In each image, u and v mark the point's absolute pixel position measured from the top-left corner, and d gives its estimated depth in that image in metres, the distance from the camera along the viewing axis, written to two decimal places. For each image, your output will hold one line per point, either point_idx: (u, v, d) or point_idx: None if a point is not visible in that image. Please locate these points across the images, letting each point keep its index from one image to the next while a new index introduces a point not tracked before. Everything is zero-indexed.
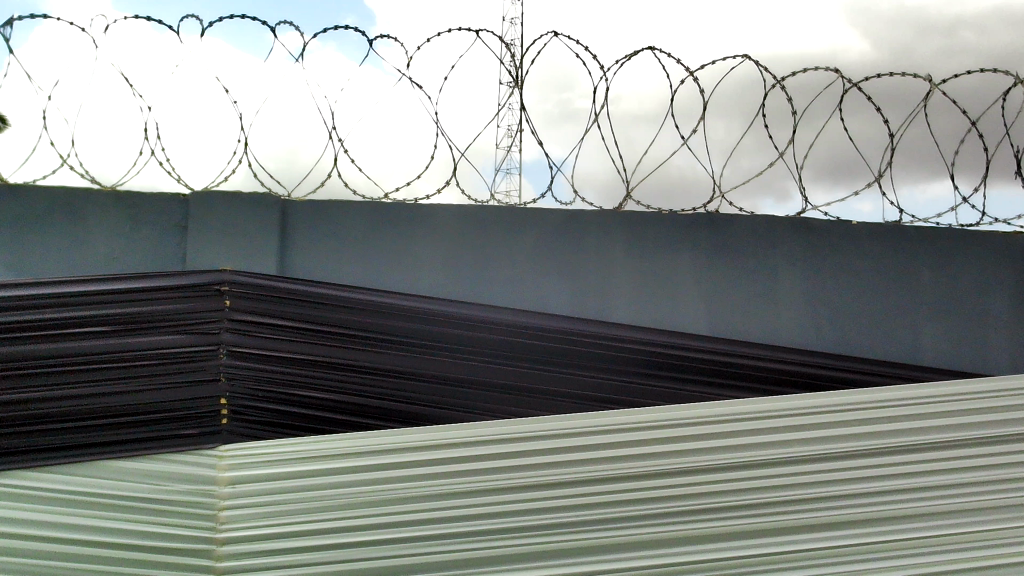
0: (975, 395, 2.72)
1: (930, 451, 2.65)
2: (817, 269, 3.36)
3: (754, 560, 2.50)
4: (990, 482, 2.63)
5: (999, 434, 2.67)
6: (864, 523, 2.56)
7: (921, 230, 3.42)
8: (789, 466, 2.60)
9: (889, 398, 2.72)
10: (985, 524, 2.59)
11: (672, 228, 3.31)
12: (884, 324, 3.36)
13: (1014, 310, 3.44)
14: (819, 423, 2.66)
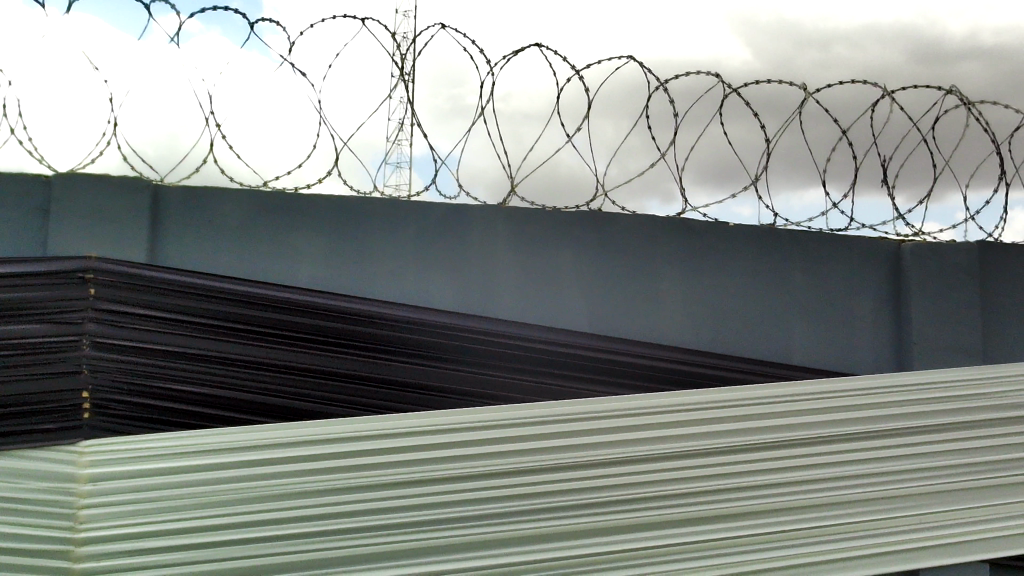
0: (832, 394, 2.89)
1: (793, 448, 2.78)
2: (695, 269, 3.43)
3: (624, 555, 2.59)
4: (848, 477, 2.78)
5: (855, 431, 2.84)
6: (726, 519, 2.68)
7: (794, 234, 3.54)
8: (659, 462, 2.68)
9: (756, 396, 2.85)
10: (837, 520, 2.75)
11: (555, 225, 3.33)
12: (757, 324, 3.45)
13: (879, 313, 3.58)
14: (687, 420, 2.78)
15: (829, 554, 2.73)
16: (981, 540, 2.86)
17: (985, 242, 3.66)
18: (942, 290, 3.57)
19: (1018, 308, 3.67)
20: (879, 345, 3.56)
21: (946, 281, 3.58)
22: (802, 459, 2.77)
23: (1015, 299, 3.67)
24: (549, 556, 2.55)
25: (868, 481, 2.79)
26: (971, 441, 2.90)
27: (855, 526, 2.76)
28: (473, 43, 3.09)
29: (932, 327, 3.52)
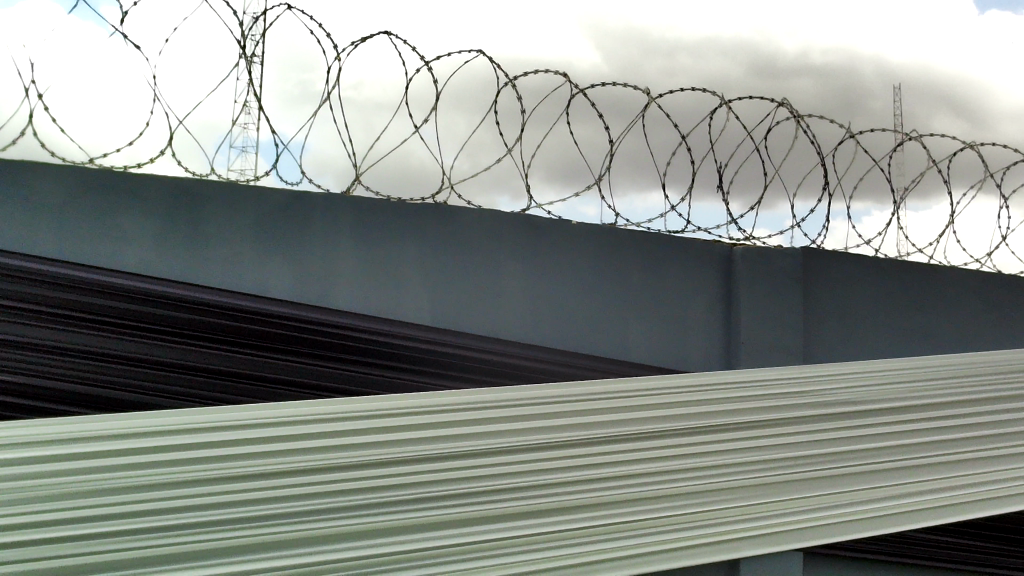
0: (627, 395, 3.22)
1: (593, 446, 3.06)
2: (539, 267, 3.46)
3: (437, 551, 2.77)
4: (639, 474, 3.08)
5: (647, 430, 3.15)
6: (537, 513, 2.91)
7: (635, 235, 3.62)
8: (475, 458, 2.89)
9: (560, 394, 3.13)
10: (638, 515, 3.04)
11: (399, 217, 3.29)
12: (596, 320, 3.53)
13: (712, 314, 3.73)
14: (498, 418, 3.00)
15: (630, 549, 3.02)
16: (758, 534, 3.25)
17: (809, 249, 3.87)
18: (770, 293, 3.75)
19: (837, 312, 3.90)
20: (710, 344, 3.70)
21: (773, 284, 3.76)
22: (604, 455, 3.05)
23: (835, 304, 3.90)
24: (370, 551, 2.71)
25: (660, 477, 3.11)
26: (749, 439, 3.28)
27: (652, 520, 3.06)
28: (320, 27, 3.17)
29: (762, 328, 3.67)
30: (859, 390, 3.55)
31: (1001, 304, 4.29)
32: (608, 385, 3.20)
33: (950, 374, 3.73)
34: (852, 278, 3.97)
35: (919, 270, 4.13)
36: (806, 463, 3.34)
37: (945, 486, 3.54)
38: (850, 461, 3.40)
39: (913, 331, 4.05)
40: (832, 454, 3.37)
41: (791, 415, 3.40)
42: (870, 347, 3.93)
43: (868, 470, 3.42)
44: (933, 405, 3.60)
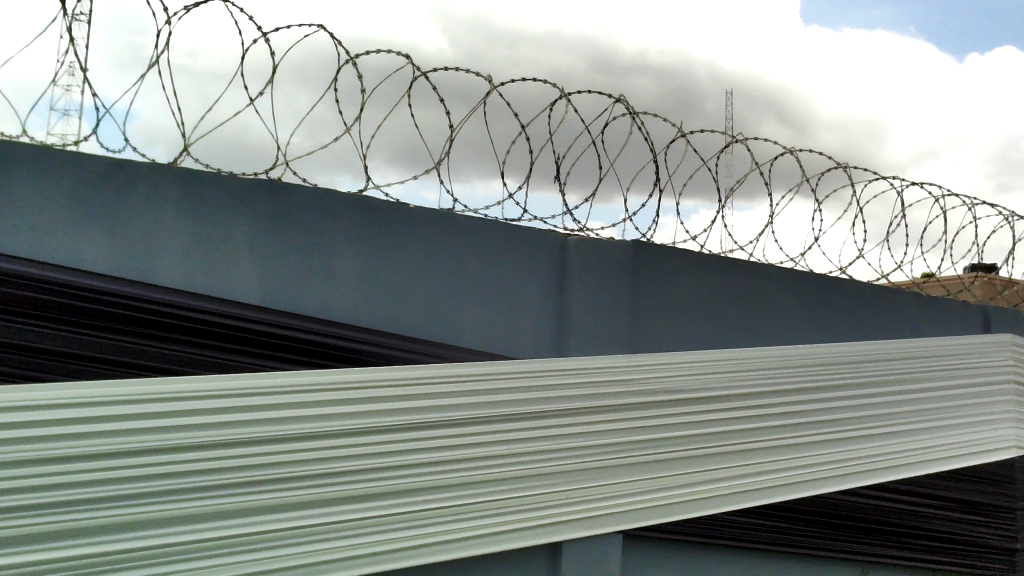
0: (454, 377, 3.26)
1: (415, 432, 3.09)
2: (372, 250, 3.42)
3: (249, 539, 2.76)
4: (457, 460, 3.15)
5: (469, 417, 3.22)
6: (356, 500, 2.94)
7: (470, 221, 3.64)
8: (296, 442, 2.89)
9: (386, 377, 3.12)
10: (456, 501, 3.11)
11: (229, 192, 3.17)
12: (433, 307, 3.53)
13: (544, 303, 3.80)
14: (322, 401, 2.97)
15: (448, 535, 3.08)
16: (575, 519, 3.38)
17: (639, 243, 3.99)
18: (599, 284, 3.85)
19: (662, 305, 4.04)
20: (540, 332, 3.77)
21: (603, 275, 3.86)
22: (426, 440, 3.10)
23: (661, 297, 4.05)
24: (181, 539, 2.67)
25: (482, 463, 3.19)
26: (569, 426, 3.42)
27: (469, 507, 3.14)
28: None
29: (590, 316, 3.77)
30: (669, 380, 3.78)
31: (811, 302, 4.57)
32: (435, 371, 3.22)
33: (753, 369, 4.04)
34: (679, 272, 4.13)
35: (739, 267, 4.34)
36: (620, 451, 3.52)
37: (738, 474, 3.87)
38: (658, 449, 3.63)
39: (731, 325, 4.26)
40: (642, 442, 3.58)
41: (608, 404, 3.55)
42: (692, 338, 4.11)
43: (673, 458, 3.66)
44: (725, 399, 3.90)
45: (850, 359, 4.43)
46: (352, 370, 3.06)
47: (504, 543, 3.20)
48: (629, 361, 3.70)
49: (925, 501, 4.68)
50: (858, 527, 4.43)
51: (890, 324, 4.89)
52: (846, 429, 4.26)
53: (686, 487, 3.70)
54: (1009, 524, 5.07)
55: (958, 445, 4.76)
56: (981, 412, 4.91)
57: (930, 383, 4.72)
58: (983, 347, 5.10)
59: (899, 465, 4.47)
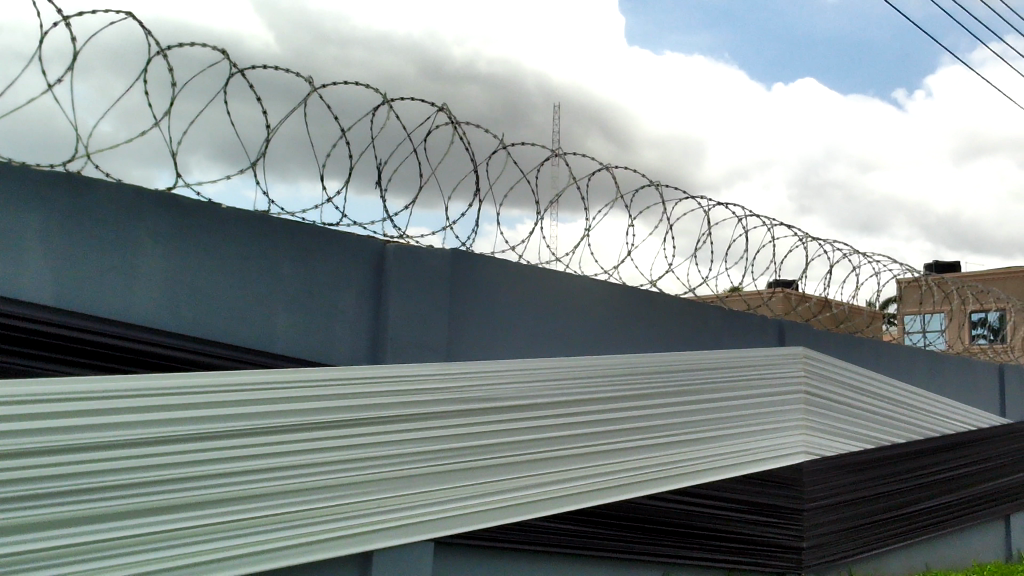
0: (267, 384, 3.22)
1: (216, 440, 3.09)
2: (182, 251, 3.28)
3: (32, 556, 2.73)
4: (257, 470, 3.17)
5: (275, 425, 3.22)
6: (149, 513, 2.95)
7: (286, 225, 3.56)
8: (89, 451, 2.84)
9: (194, 383, 3.06)
10: (254, 514, 3.15)
11: (25, 184, 2.98)
12: (244, 311, 3.42)
13: (364, 310, 3.77)
14: (122, 408, 2.91)
15: (240, 549, 3.11)
16: (376, 529, 3.46)
17: (459, 252, 4.03)
18: (420, 291, 3.85)
19: (480, 314, 4.09)
20: (357, 338, 3.73)
21: (422, 282, 3.87)
22: (224, 450, 3.10)
23: (478, 307, 4.10)
24: None
25: (284, 473, 3.23)
26: (376, 434, 3.47)
27: (266, 519, 3.18)
28: None
29: (406, 323, 3.76)
30: (484, 388, 3.86)
31: (626, 315, 4.75)
32: (246, 376, 3.17)
33: (567, 378, 4.18)
34: (499, 283, 4.19)
35: (555, 280, 4.45)
36: (425, 458, 3.61)
37: (543, 482, 4.02)
38: (466, 458, 3.75)
39: (547, 336, 4.36)
40: (447, 449, 3.68)
41: (421, 412, 3.62)
42: (507, 348, 4.17)
43: (478, 466, 3.78)
44: (536, 406, 4.03)
45: (658, 369, 4.65)
46: (155, 375, 2.99)
47: (302, 555, 3.25)
48: (448, 369, 3.75)
49: (718, 505, 4.96)
50: (660, 530, 4.65)
51: (696, 336, 5.14)
52: (645, 437, 4.51)
53: (489, 495, 3.83)
54: (796, 525, 5.41)
55: (747, 453, 5.11)
56: (770, 420, 5.29)
57: (726, 395, 5.03)
58: (779, 358, 5.45)
59: (692, 471, 4.77)
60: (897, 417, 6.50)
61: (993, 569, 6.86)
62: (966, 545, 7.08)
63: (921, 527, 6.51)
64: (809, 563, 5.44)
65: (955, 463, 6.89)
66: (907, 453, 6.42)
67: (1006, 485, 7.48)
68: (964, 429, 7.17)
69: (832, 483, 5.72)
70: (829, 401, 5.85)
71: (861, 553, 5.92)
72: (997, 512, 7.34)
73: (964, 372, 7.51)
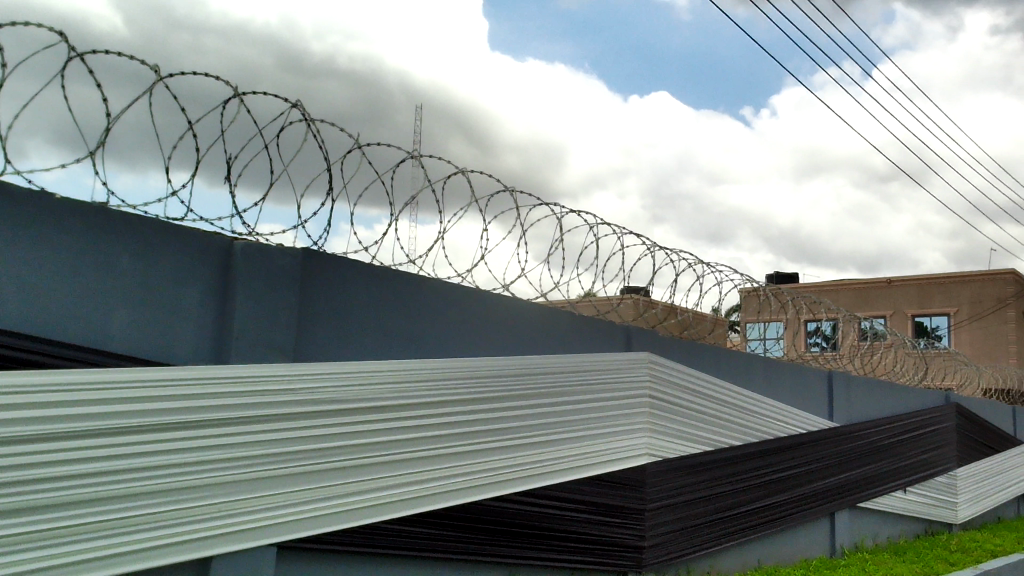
0: (91, 387, 3.13)
1: (32, 445, 2.99)
2: (10, 242, 3.10)
3: None
4: (77, 476, 3.09)
5: (97, 429, 3.14)
6: None
7: (127, 219, 3.41)
8: None
9: (11, 385, 2.95)
10: (71, 521, 3.07)
11: None
12: (79, 306, 3.26)
13: (208, 308, 3.65)
14: None
15: (44, 561, 3.01)
16: (205, 536, 3.41)
17: (310, 251, 3.96)
18: (267, 290, 3.77)
19: (329, 315, 4.03)
20: (198, 337, 3.60)
21: (270, 281, 3.78)
22: (32, 454, 2.99)
23: (328, 308, 4.03)
24: None
25: (105, 479, 3.16)
26: (206, 438, 3.43)
27: (85, 526, 3.10)
28: None
29: (253, 323, 3.67)
30: (325, 391, 3.84)
31: (477, 319, 4.79)
32: (68, 378, 3.07)
33: (412, 381, 4.19)
34: (350, 283, 4.15)
35: (407, 282, 4.42)
36: (256, 464, 3.58)
37: (380, 486, 4.03)
38: (301, 462, 3.74)
39: (398, 338, 4.34)
40: (277, 454, 3.66)
41: (256, 416, 3.59)
42: (356, 349, 4.13)
43: (312, 470, 3.77)
44: (377, 410, 4.04)
45: (506, 372, 4.71)
46: None
47: (116, 566, 3.17)
48: (287, 372, 3.71)
49: (564, 505, 5.06)
50: (505, 531, 4.71)
51: (546, 341, 5.22)
52: (489, 439, 4.56)
53: (323, 500, 3.81)
54: (637, 524, 5.58)
55: (593, 455, 5.24)
56: (615, 423, 5.43)
57: (572, 399, 5.14)
58: (625, 363, 5.61)
59: (537, 473, 4.85)
60: (735, 420, 6.80)
61: (817, 564, 7.27)
62: (794, 542, 7.48)
63: (753, 525, 6.84)
64: (648, 562, 5.63)
65: (782, 464, 7.30)
66: (739, 455, 6.74)
67: (830, 485, 7.95)
68: (795, 432, 7.57)
69: (671, 485, 5.94)
70: (671, 405, 6.05)
71: (697, 551, 6.16)
72: (823, 510, 7.78)
73: (797, 378, 7.91)
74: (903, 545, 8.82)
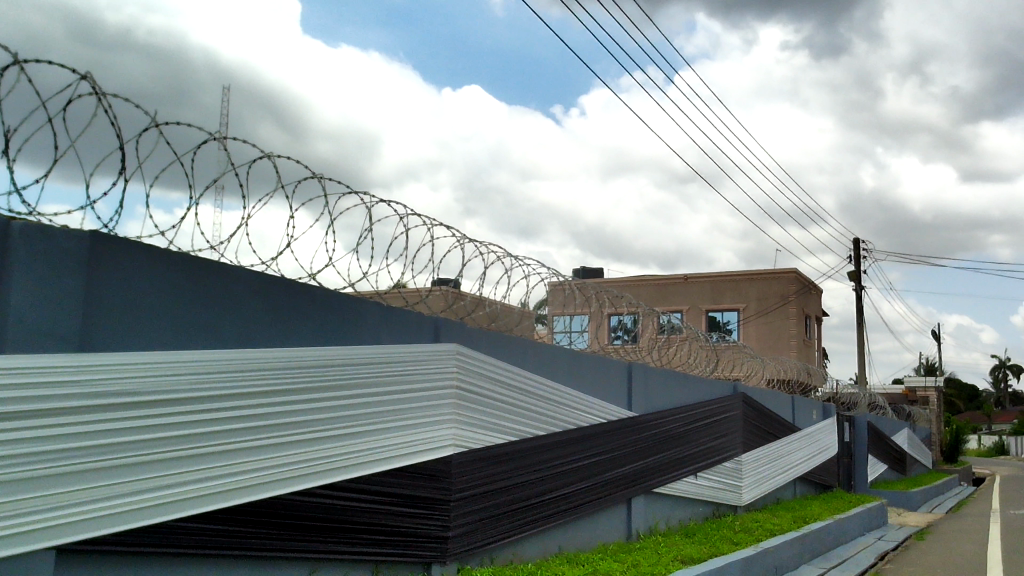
0: None
1: None
2: None
3: None
4: None
5: None
6: None
7: None
8: None
9: None
10: None
11: None
12: None
13: None
14: None
15: None
16: None
17: (99, 233, 3.71)
18: (51, 275, 3.51)
19: (121, 302, 3.80)
20: None
21: (54, 266, 3.52)
22: None
23: (117, 294, 3.79)
24: None
25: None
26: None
27: None
28: None
29: (33, 311, 3.42)
30: (114, 383, 3.64)
31: (285, 308, 4.61)
32: None
33: (204, 372, 4.02)
34: (145, 269, 3.93)
35: (208, 269, 4.24)
36: (32, 461, 3.36)
37: (173, 482, 3.87)
38: (86, 459, 3.53)
39: (196, 326, 4.13)
40: (43, 453, 3.39)
41: (34, 410, 3.36)
42: (148, 339, 3.91)
43: (93, 468, 3.55)
44: (171, 402, 3.86)
45: (307, 363, 4.60)
46: None
47: None
48: (68, 363, 3.47)
49: (367, 498, 5.01)
50: (305, 525, 4.61)
51: (358, 331, 5.11)
52: (287, 432, 4.45)
53: (98, 500, 3.57)
54: (442, 515, 5.61)
55: (399, 447, 5.22)
56: (421, 415, 5.44)
57: (377, 391, 5.09)
58: (432, 355, 5.60)
59: (338, 466, 4.77)
60: (539, 411, 6.95)
61: (615, 548, 7.56)
62: (592, 528, 7.73)
63: (554, 513, 7.03)
64: (452, 552, 5.67)
65: (583, 453, 7.54)
66: (541, 445, 6.91)
67: (627, 472, 8.29)
68: (595, 422, 7.83)
69: (476, 475, 6.00)
70: (478, 396, 6.11)
71: (499, 539, 6.27)
72: (620, 496, 8.11)
73: (600, 370, 8.18)
74: (693, 527, 9.32)
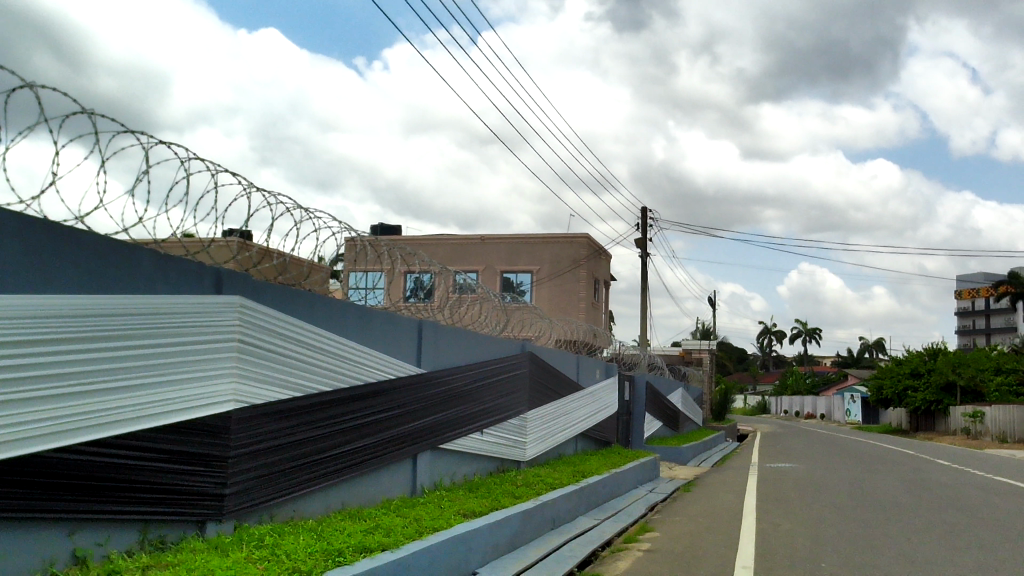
0: None
1: None
2: None
3: None
4: None
5: None
6: None
7: None
8: None
9: None
10: None
11: None
12: None
13: None
14: None
15: None
16: None
17: None
18: None
19: None
20: None
21: None
22: None
23: None
24: None
25: None
26: None
27: None
28: None
29: None
30: None
31: (50, 253, 4.25)
32: None
33: None
34: None
35: None
36: None
37: None
38: None
39: None
40: None
41: None
42: None
43: None
44: None
45: (71, 312, 4.29)
46: None
47: None
48: None
49: (135, 454, 4.77)
50: (66, 484, 4.33)
51: (140, 279, 4.78)
52: (37, 387, 4.12)
53: None
54: (217, 471, 5.42)
55: (172, 401, 4.99)
56: (199, 368, 5.21)
57: (150, 342, 4.83)
58: (210, 306, 5.32)
59: (100, 421, 4.49)
60: (325, 366, 6.83)
61: (398, 503, 7.59)
62: (376, 484, 7.72)
63: (336, 469, 6.95)
64: (227, 509, 5.49)
65: (367, 409, 7.50)
66: (324, 401, 6.80)
67: (411, 428, 8.32)
68: (382, 379, 7.81)
69: (255, 431, 5.83)
70: (261, 350, 5.92)
71: (278, 497, 6.13)
72: (405, 452, 8.14)
73: (392, 326, 8.13)
74: (477, 482, 9.50)
